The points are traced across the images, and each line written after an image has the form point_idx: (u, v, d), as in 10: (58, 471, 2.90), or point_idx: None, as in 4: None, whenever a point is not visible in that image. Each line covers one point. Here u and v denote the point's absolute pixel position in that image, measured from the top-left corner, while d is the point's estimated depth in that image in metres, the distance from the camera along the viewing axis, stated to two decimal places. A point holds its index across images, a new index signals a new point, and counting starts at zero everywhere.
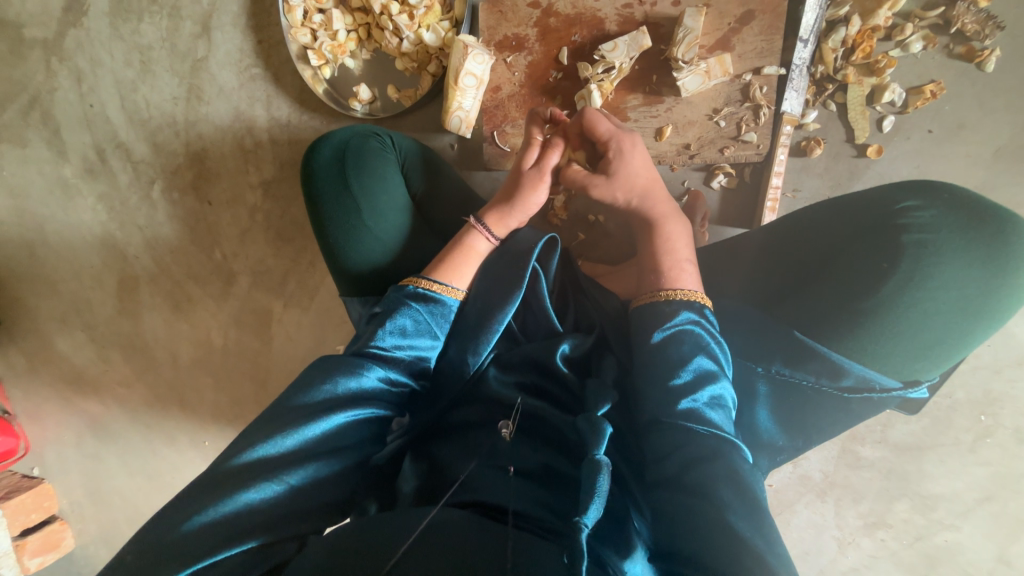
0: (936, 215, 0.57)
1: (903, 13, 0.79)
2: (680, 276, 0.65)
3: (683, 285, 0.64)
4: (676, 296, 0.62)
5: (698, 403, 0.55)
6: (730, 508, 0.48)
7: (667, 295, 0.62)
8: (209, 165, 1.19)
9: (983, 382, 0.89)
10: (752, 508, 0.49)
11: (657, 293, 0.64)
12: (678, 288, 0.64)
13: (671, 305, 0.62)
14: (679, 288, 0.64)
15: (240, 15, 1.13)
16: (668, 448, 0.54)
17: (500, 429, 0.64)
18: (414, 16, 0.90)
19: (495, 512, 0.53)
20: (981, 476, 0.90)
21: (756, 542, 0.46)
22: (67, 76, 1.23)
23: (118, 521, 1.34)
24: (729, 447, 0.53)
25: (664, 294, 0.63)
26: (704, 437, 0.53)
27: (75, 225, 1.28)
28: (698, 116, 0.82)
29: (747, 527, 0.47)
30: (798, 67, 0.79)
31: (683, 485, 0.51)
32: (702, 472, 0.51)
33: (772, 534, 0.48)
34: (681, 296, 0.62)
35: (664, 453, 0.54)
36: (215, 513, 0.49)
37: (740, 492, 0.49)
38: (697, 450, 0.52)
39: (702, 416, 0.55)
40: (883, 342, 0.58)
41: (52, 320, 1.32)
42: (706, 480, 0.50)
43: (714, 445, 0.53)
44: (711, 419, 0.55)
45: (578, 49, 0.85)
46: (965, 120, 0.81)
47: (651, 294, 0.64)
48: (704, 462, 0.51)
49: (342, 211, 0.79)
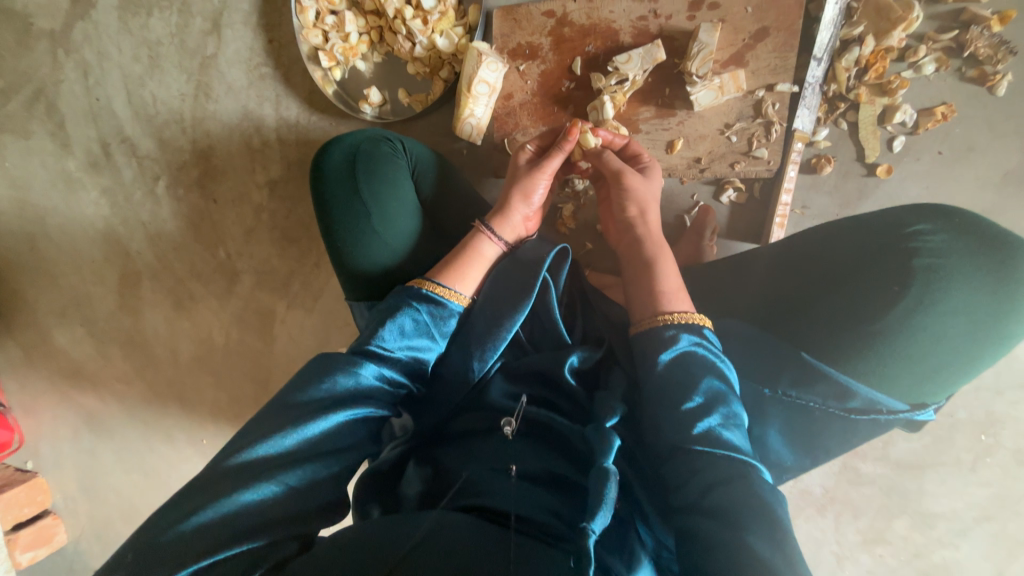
0: (947, 240, 0.58)
1: (916, 35, 0.79)
2: (677, 299, 0.65)
3: (678, 307, 0.64)
4: (675, 320, 0.62)
5: (713, 425, 0.55)
6: (746, 527, 0.48)
7: (666, 319, 0.62)
8: (215, 162, 1.18)
9: (986, 403, 0.89)
10: (769, 525, 0.49)
11: (656, 318, 0.63)
12: (676, 311, 0.63)
13: (671, 329, 0.61)
14: (677, 312, 0.63)
15: (251, 14, 1.12)
16: (687, 471, 0.54)
17: (502, 426, 0.64)
18: (428, 21, 0.90)
19: (503, 518, 0.53)
20: (980, 495, 0.91)
21: (777, 563, 0.46)
22: (73, 69, 1.22)
23: (113, 517, 1.33)
24: (750, 468, 0.53)
25: (663, 318, 0.62)
26: (727, 462, 0.53)
27: (78, 218, 1.27)
28: (710, 131, 0.82)
29: (767, 546, 0.47)
30: (812, 85, 0.78)
31: (702, 507, 0.51)
32: (722, 496, 0.51)
33: (789, 546, 0.48)
34: (680, 319, 0.62)
35: (684, 478, 0.54)
36: (212, 513, 0.48)
37: (755, 507, 0.49)
38: (716, 474, 0.52)
39: (719, 438, 0.54)
40: (891, 366, 0.58)
41: (51, 314, 1.31)
42: (726, 503, 0.50)
43: (735, 466, 0.52)
44: (728, 441, 0.55)
45: (592, 59, 0.85)
46: (975, 143, 0.82)
47: (652, 317, 0.63)
48: (721, 484, 0.51)
49: (352, 216, 0.79)
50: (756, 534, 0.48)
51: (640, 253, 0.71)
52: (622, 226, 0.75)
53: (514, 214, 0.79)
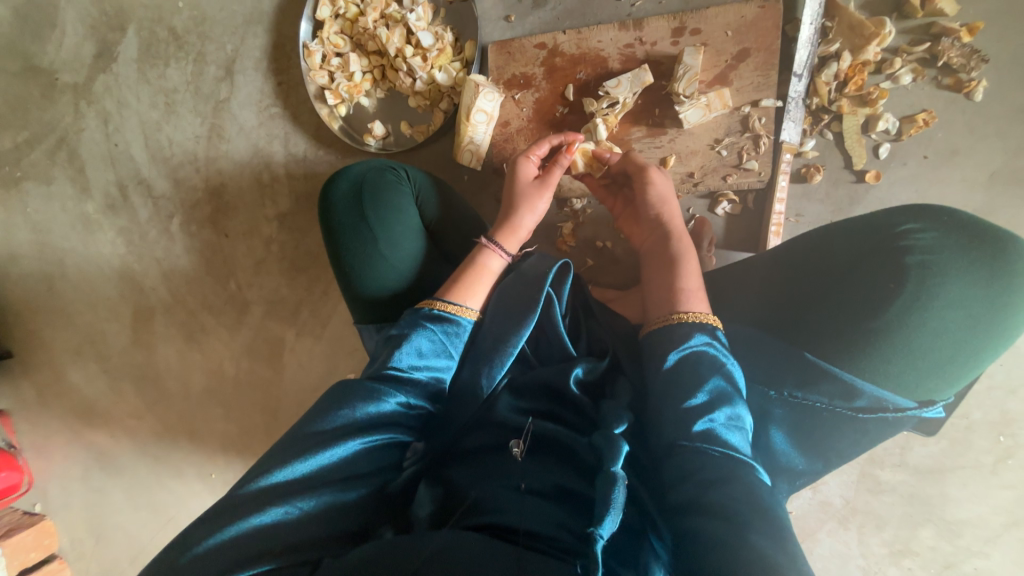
0: (936, 237, 0.59)
1: (891, 48, 0.83)
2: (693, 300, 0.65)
3: (694, 307, 0.65)
4: (690, 318, 0.63)
5: (715, 424, 0.56)
6: (747, 524, 0.48)
7: (682, 317, 0.63)
8: (226, 198, 1.23)
9: (999, 402, 0.88)
10: (763, 518, 0.49)
11: (671, 316, 0.64)
12: (692, 310, 0.65)
13: (686, 327, 0.62)
14: (695, 312, 0.64)
15: (261, 60, 1.19)
16: (690, 467, 0.54)
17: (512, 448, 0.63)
18: (427, 58, 0.95)
19: (507, 534, 0.54)
20: (1005, 500, 0.88)
21: (781, 563, 0.45)
22: (95, 118, 1.29)
23: (120, 558, 1.32)
24: (745, 467, 0.53)
25: (678, 316, 0.64)
26: (724, 460, 0.53)
27: (95, 258, 1.31)
28: (700, 146, 0.86)
29: (768, 543, 0.47)
30: (794, 99, 0.82)
31: (704, 505, 0.51)
32: (723, 493, 0.51)
33: (788, 542, 0.48)
34: (694, 318, 0.63)
35: (684, 476, 0.54)
36: (230, 534, 0.49)
37: (753, 508, 0.50)
38: (715, 472, 0.52)
39: (720, 438, 0.55)
40: (895, 363, 0.59)
41: (66, 352, 1.34)
42: (727, 501, 0.50)
43: (732, 466, 0.53)
44: (729, 442, 0.55)
45: (583, 85, 0.89)
46: (958, 146, 0.84)
47: (667, 315, 0.65)
48: (722, 483, 0.51)
49: (360, 241, 0.82)
50: (751, 524, 0.48)
51: (667, 249, 0.73)
52: (651, 222, 0.77)
53: (520, 230, 0.82)
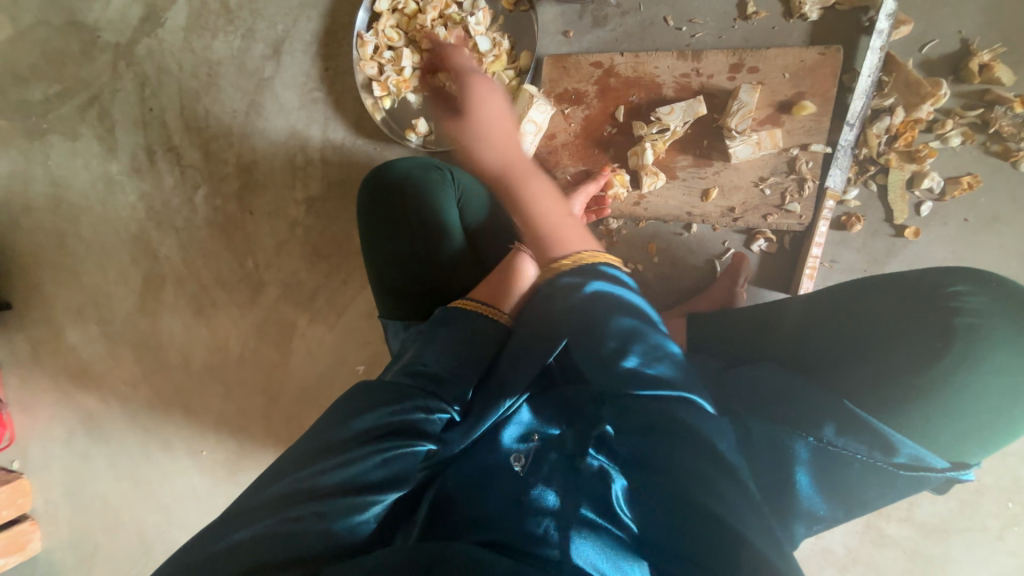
0: (986, 302, 0.60)
1: (943, 110, 0.84)
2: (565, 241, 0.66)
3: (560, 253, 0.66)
4: (569, 263, 0.63)
5: (636, 368, 0.52)
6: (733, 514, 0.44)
7: (558, 267, 0.63)
8: (256, 176, 1.22)
9: (1012, 469, 0.88)
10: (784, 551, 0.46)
11: (555, 265, 0.65)
12: (566, 255, 0.65)
13: (564, 275, 0.62)
14: (568, 255, 0.65)
15: (311, 43, 1.19)
16: (643, 426, 0.50)
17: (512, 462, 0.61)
18: (482, 63, 0.96)
19: (511, 551, 0.50)
20: (1006, 566, 0.88)
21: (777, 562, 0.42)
22: (132, 79, 1.28)
23: (95, 527, 1.29)
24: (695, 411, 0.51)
25: (555, 265, 0.64)
26: (679, 413, 0.50)
27: (112, 220, 1.30)
28: (745, 182, 0.86)
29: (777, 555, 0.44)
30: (844, 147, 0.83)
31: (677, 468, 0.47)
32: (688, 458, 0.47)
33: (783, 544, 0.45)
34: (569, 262, 0.63)
35: (643, 432, 0.50)
36: (245, 535, 0.48)
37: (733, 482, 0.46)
38: (671, 428, 0.49)
39: (649, 377, 0.52)
40: (931, 421, 0.59)
41: (68, 311, 1.31)
42: (693, 462, 0.47)
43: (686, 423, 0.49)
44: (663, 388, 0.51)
45: (634, 108, 0.90)
46: (998, 213, 0.85)
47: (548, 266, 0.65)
48: (687, 445, 0.48)
49: (399, 236, 0.83)
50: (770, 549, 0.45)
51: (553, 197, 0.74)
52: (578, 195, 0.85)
53: None
